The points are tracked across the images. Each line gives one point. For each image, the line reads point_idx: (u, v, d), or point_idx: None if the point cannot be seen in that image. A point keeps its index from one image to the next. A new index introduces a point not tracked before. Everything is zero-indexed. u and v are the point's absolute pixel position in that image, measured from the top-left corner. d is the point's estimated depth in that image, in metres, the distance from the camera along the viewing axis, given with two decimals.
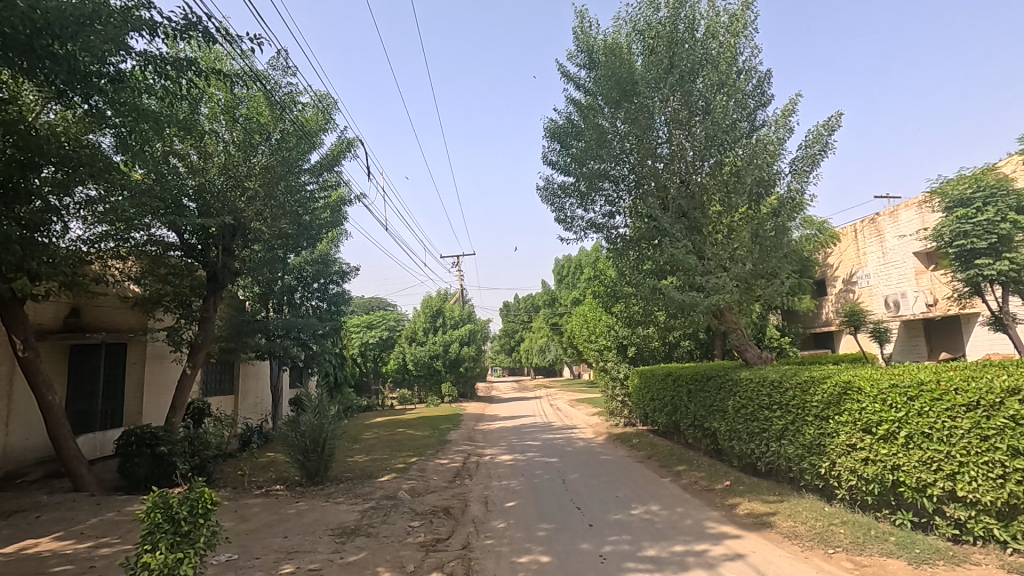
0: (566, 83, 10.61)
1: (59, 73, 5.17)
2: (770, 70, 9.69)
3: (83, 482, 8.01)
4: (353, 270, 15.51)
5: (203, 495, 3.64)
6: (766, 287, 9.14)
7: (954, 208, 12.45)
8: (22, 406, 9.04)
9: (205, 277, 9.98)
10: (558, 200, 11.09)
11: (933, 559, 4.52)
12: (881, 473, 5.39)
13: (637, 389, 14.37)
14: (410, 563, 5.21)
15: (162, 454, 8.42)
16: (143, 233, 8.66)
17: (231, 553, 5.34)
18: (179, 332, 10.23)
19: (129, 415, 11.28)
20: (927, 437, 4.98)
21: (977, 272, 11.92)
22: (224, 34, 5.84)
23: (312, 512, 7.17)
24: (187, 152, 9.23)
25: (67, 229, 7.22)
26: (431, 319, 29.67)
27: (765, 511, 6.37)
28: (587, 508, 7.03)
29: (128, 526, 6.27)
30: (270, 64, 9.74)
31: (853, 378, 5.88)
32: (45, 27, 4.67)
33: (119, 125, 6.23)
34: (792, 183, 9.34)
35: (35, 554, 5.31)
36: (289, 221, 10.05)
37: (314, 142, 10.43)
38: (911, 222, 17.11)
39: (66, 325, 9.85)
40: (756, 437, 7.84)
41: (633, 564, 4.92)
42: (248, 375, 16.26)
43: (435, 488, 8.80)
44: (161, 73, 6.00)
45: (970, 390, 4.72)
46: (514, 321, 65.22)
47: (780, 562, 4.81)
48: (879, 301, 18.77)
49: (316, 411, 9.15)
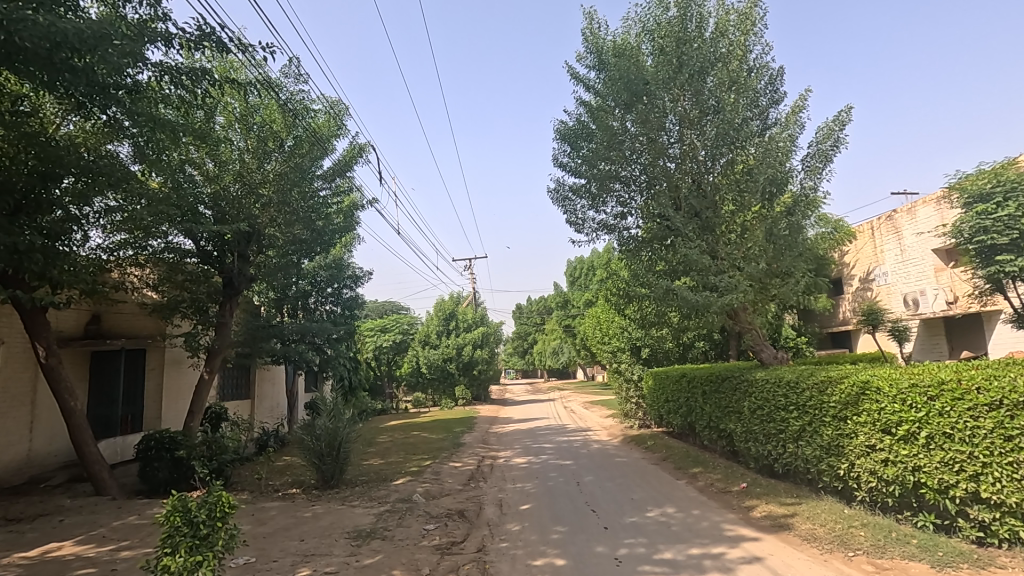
0: (576, 84, 10.58)
1: (78, 84, 5.31)
2: (782, 68, 9.60)
3: (104, 486, 8.16)
4: (366, 274, 15.65)
5: (219, 499, 3.69)
6: (782, 287, 9.03)
7: (974, 203, 12.20)
8: (45, 412, 9.24)
9: (221, 283, 10.13)
10: (569, 202, 11.08)
11: (956, 562, 4.43)
12: (902, 475, 5.29)
13: (651, 390, 14.29)
14: (425, 566, 5.22)
15: (181, 458, 8.55)
16: (160, 241, 8.81)
17: (249, 556, 5.40)
18: (196, 338, 10.35)
19: (149, 420, 11.45)
20: (948, 438, 4.88)
21: (998, 268, 11.68)
22: (238, 44, 5.92)
23: (329, 515, 7.22)
24: (203, 160, 9.36)
25: (87, 238, 7.38)
26: (444, 322, 29.76)
27: (782, 513, 6.29)
28: (602, 511, 6.98)
29: (148, 530, 6.36)
30: (282, 72, 9.86)
31: (871, 378, 5.78)
32: (63, 42, 4.72)
33: (136, 135, 6.37)
34: (805, 180, 9.25)
35: (59, 557, 5.41)
36: (303, 227, 10.16)
37: (326, 148, 10.52)
38: (930, 219, 16.82)
39: (87, 332, 10.06)
40: (773, 438, 7.75)
41: (648, 567, 4.89)
42: (265, 380, 16.44)
43: (449, 491, 8.82)
44: (177, 83, 6.09)
45: (993, 389, 4.61)
46: (526, 323, 65.23)
47: (799, 565, 4.74)
48: (897, 300, 18.48)
49: (330, 414, 9.20)
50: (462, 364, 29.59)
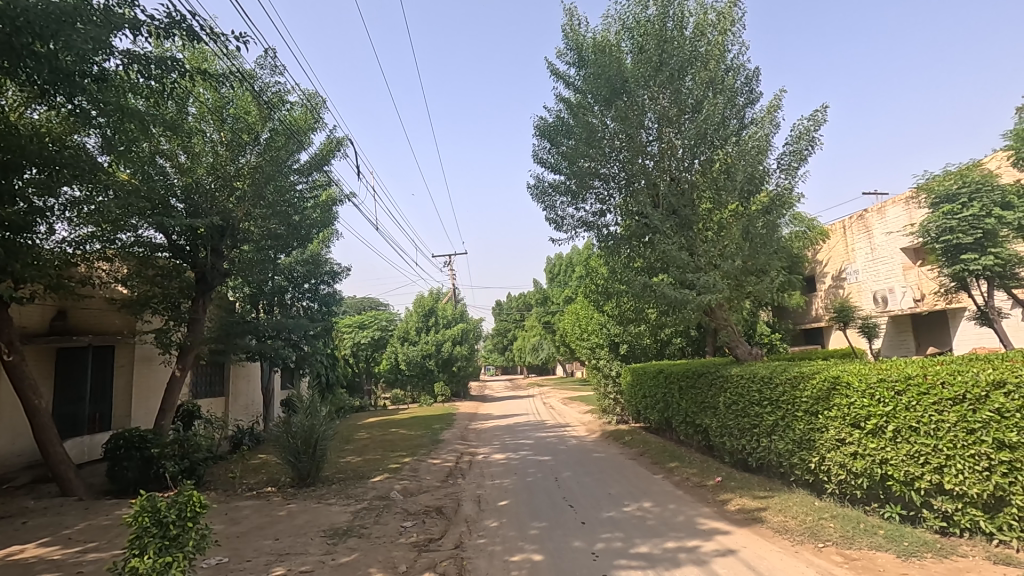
0: (556, 81, 10.57)
1: (41, 71, 5.10)
2: (758, 68, 9.73)
3: (71, 486, 7.91)
4: (345, 270, 15.47)
5: (191, 498, 3.60)
6: (757, 284, 9.18)
7: (941, 203, 12.61)
8: (7, 411, 8.93)
9: (193, 278, 9.83)
10: (548, 198, 11.08)
11: (920, 552, 4.56)
12: (870, 467, 5.44)
13: (629, 386, 14.41)
14: (402, 563, 5.19)
15: (152, 457, 8.32)
16: (130, 233, 8.59)
17: (222, 556, 5.29)
18: (168, 334, 10.05)
19: (118, 418, 11.17)
20: (914, 431, 5.03)
21: (963, 267, 12.05)
22: (209, 33, 5.75)
23: (304, 513, 7.13)
24: (174, 152, 9.10)
25: (52, 231, 7.15)
26: (423, 319, 29.56)
27: (755, 506, 6.42)
28: (579, 506, 7.03)
29: (117, 531, 6.19)
30: (257, 63, 9.64)
31: (842, 373, 5.93)
32: (25, 25, 4.61)
33: (104, 126, 6.10)
34: (781, 179, 9.38)
35: (21, 560, 5.22)
36: (279, 221, 9.95)
37: (303, 142, 10.32)
38: (899, 218, 17.29)
39: (52, 328, 9.75)
40: (747, 433, 7.91)
41: (624, 561, 4.93)
42: (240, 377, 16.16)
43: (427, 488, 8.78)
44: (147, 73, 5.91)
45: (957, 384, 4.75)
46: (507, 320, 65.27)
47: (771, 557, 4.83)
48: (867, 297, 18.95)
49: (307, 411, 9.09)
50: (441, 360, 29.44)
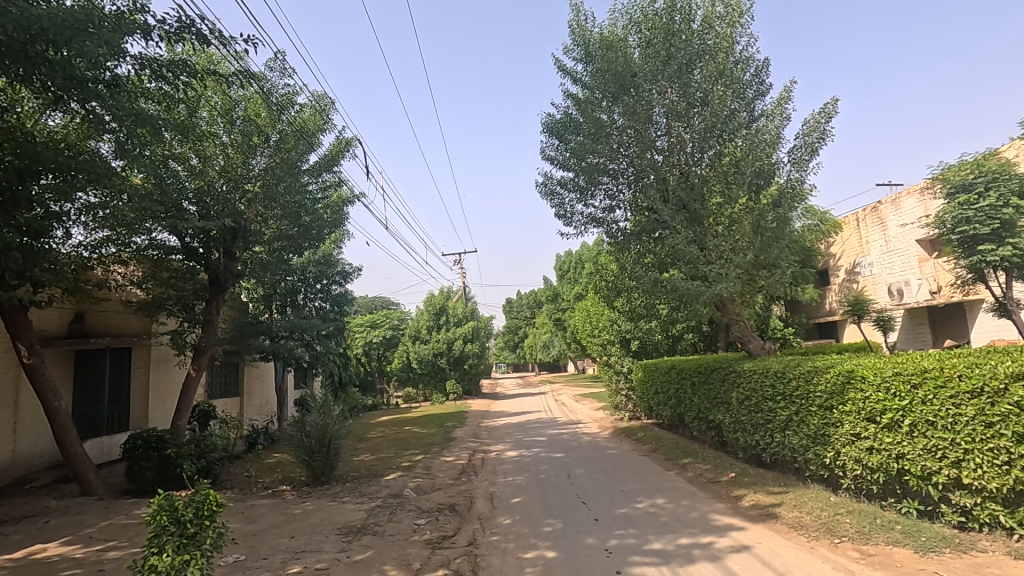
0: (563, 77, 10.51)
1: (54, 77, 5.16)
2: (768, 59, 9.58)
3: (90, 486, 8.05)
4: (356, 270, 15.54)
5: (207, 497, 3.65)
6: (769, 278, 9.05)
7: (957, 193, 12.36)
8: (28, 413, 9.10)
9: (206, 280, 9.97)
10: (557, 195, 11.07)
11: (939, 547, 4.50)
12: (886, 462, 5.39)
13: (641, 382, 14.35)
14: (416, 561, 5.22)
15: (170, 457, 8.47)
16: (144, 237, 8.71)
17: (239, 554, 5.37)
18: (183, 336, 10.14)
19: (135, 419, 11.35)
20: (931, 425, 4.96)
21: (980, 258, 11.87)
22: (218, 36, 5.81)
23: (319, 511, 7.20)
24: (187, 155, 9.20)
25: (69, 235, 7.28)
26: (434, 317, 29.66)
27: (769, 502, 6.37)
28: (592, 503, 7.03)
29: (136, 529, 6.31)
30: (267, 66, 9.71)
31: (857, 367, 5.86)
32: (38, 33, 4.65)
33: (117, 131, 6.16)
34: (792, 172, 9.26)
35: (44, 559, 5.33)
36: (290, 222, 10.04)
37: (313, 143, 10.38)
38: (914, 210, 17.03)
39: (70, 331, 9.94)
40: (761, 428, 7.84)
41: (638, 558, 4.93)
42: (254, 377, 16.33)
43: (441, 485, 8.83)
44: (158, 77, 5.98)
45: (974, 376, 4.67)
46: (517, 317, 65.37)
47: (786, 553, 4.79)
48: (882, 290, 18.73)
49: (320, 411, 9.16)
50: (453, 358, 29.50)
